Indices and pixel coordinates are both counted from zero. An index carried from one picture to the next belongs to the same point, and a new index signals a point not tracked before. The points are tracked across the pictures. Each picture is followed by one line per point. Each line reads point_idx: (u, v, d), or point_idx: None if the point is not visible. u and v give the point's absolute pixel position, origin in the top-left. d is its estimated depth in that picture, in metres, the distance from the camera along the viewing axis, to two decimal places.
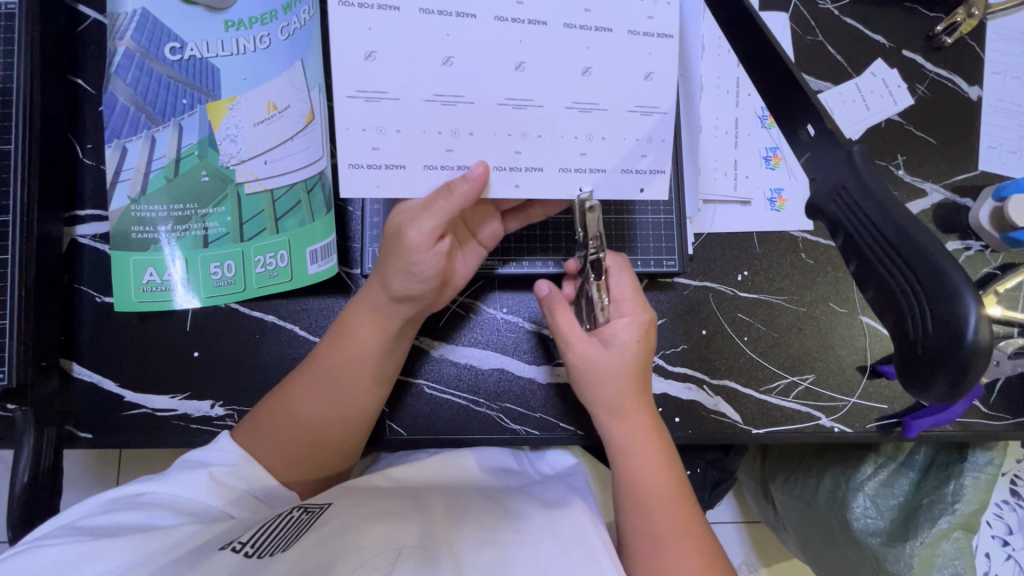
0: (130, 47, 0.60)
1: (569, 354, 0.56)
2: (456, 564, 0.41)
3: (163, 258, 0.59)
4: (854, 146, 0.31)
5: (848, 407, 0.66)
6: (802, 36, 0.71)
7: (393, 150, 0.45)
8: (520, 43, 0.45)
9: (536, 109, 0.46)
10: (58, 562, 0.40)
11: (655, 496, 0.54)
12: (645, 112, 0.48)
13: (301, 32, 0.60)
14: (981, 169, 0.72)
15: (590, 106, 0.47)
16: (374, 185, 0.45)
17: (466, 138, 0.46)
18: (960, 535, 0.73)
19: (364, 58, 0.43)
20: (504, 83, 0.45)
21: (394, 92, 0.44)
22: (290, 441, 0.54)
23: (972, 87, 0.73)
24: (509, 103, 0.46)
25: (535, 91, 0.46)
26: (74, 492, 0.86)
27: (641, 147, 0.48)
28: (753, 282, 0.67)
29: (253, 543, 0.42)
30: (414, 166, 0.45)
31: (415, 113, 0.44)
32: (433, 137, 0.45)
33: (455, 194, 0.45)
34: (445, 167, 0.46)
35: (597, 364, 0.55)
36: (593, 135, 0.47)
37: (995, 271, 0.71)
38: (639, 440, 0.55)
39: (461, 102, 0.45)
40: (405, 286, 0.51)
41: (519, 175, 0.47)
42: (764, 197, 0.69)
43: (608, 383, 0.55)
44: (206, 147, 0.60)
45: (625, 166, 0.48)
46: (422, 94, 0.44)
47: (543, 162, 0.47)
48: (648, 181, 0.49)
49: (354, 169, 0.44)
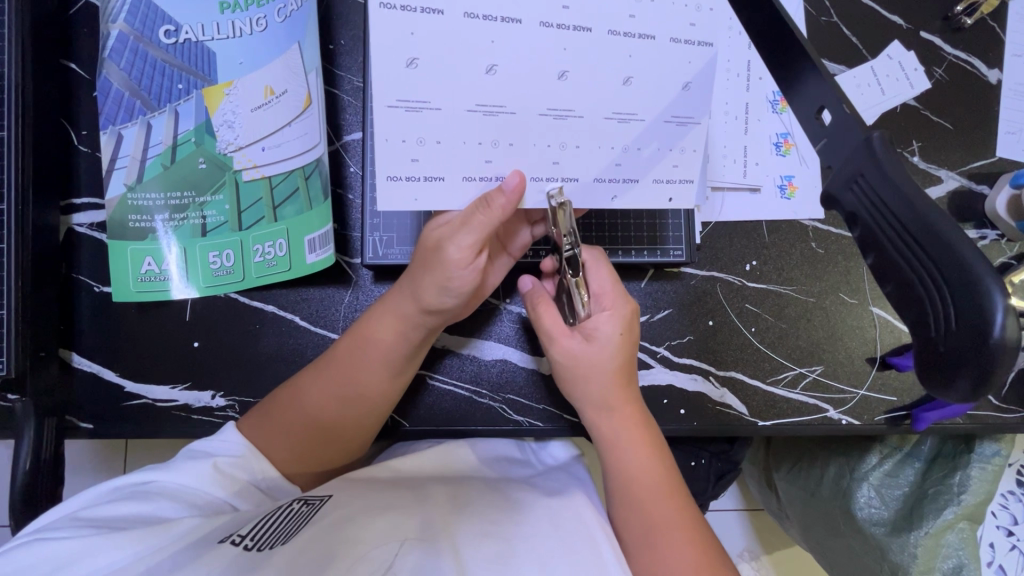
0: (124, 30, 0.58)
1: (552, 351, 0.55)
2: (458, 557, 0.41)
3: (160, 247, 0.59)
4: (873, 132, 0.30)
5: (856, 399, 0.65)
6: (816, 17, 0.69)
7: (434, 163, 0.44)
8: (564, 51, 0.43)
9: (575, 118, 0.45)
10: (58, 555, 0.39)
11: (647, 491, 0.52)
12: (680, 122, 0.47)
13: (298, 13, 0.59)
14: (998, 156, 0.70)
15: (629, 116, 0.46)
16: (413, 197, 0.45)
17: (507, 148, 0.45)
18: (965, 526, 0.73)
19: (406, 66, 0.41)
20: (544, 92, 0.44)
21: (436, 102, 0.42)
22: (299, 436, 0.53)
23: (992, 70, 0.71)
24: (550, 114, 0.45)
25: (577, 101, 0.45)
26: (80, 478, 0.87)
27: (672, 158, 0.48)
28: (762, 272, 0.66)
29: (253, 535, 0.41)
30: (453, 178, 0.45)
31: (455, 125, 0.43)
32: (473, 148, 0.44)
33: (493, 208, 0.45)
34: (483, 179, 0.46)
35: (581, 357, 0.54)
36: (629, 146, 0.47)
37: (1010, 261, 0.69)
38: (626, 434, 0.54)
39: (504, 112, 0.44)
40: (439, 301, 0.51)
41: (556, 185, 0.47)
42: (775, 184, 0.67)
43: (595, 377, 0.54)
44: (203, 133, 0.58)
45: (657, 178, 0.48)
46: (465, 104, 0.43)
47: (579, 172, 0.47)
48: (677, 191, 0.49)
49: (392, 181, 0.44)
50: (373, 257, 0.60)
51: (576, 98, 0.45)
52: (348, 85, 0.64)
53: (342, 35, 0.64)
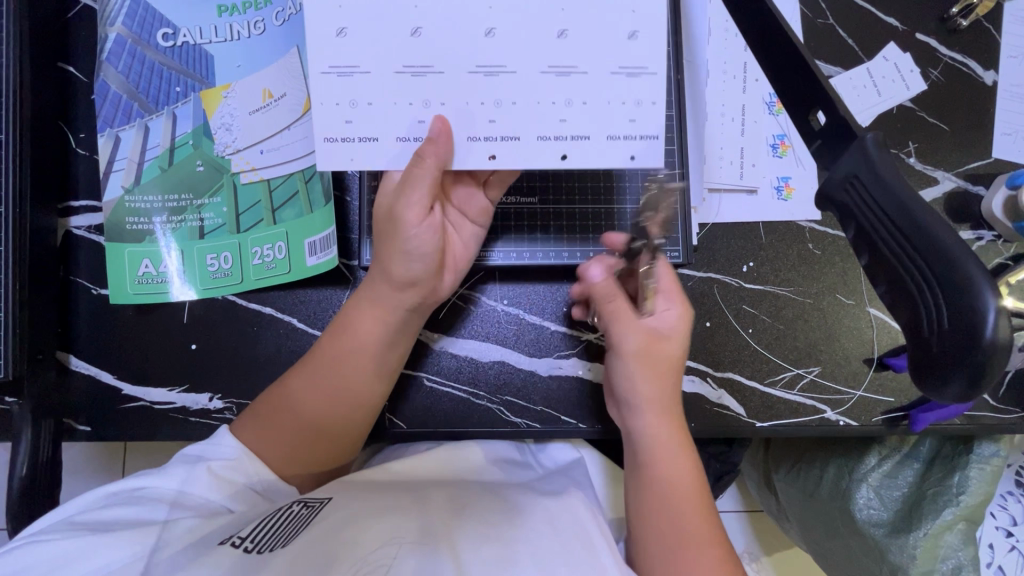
0: (122, 33, 0.58)
1: (621, 330, 0.54)
2: (456, 561, 0.41)
3: (158, 249, 0.59)
4: (867, 134, 0.30)
5: (854, 400, 0.65)
6: (812, 19, 0.69)
7: (368, 123, 0.45)
8: (489, 9, 0.44)
9: (508, 73, 0.45)
10: (56, 559, 0.39)
11: (671, 499, 0.51)
12: (630, 73, 0.45)
13: (296, 17, 0.58)
14: (995, 157, 0.70)
15: (567, 69, 0.45)
16: (351, 157, 0.46)
17: (438, 107, 0.45)
18: (964, 526, 0.73)
19: (336, 37, 0.44)
20: (471, 48, 0.45)
21: (364, 66, 0.44)
22: (285, 433, 0.53)
23: (988, 71, 0.71)
24: (480, 70, 0.45)
25: (507, 57, 0.45)
26: (79, 482, 0.87)
27: (626, 112, 0.46)
28: (758, 273, 0.66)
29: (253, 538, 0.41)
30: (387, 138, 0.46)
31: (384, 86, 0.45)
32: (404, 108, 0.45)
33: (425, 158, 0.45)
34: (411, 139, 0.46)
35: (654, 348, 0.53)
36: (571, 100, 0.46)
37: (1007, 262, 0.69)
38: (665, 435, 0.53)
39: (431, 72, 0.45)
40: (404, 268, 0.51)
41: (494, 146, 0.46)
42: (771, 185, 0.67)
43: (656, 363, 0.53)
44: (201, 136, 0.58)
45: (610, 134, 0.46)
46: (392, 66, 0.44)
47: (520, 130, 0.46)
48: (637, 147, 0.46)
49: (329, 142, 0.45)
50: (371, 259, 0.60)
51: (508, 54, 0.45)
52: None
53: None
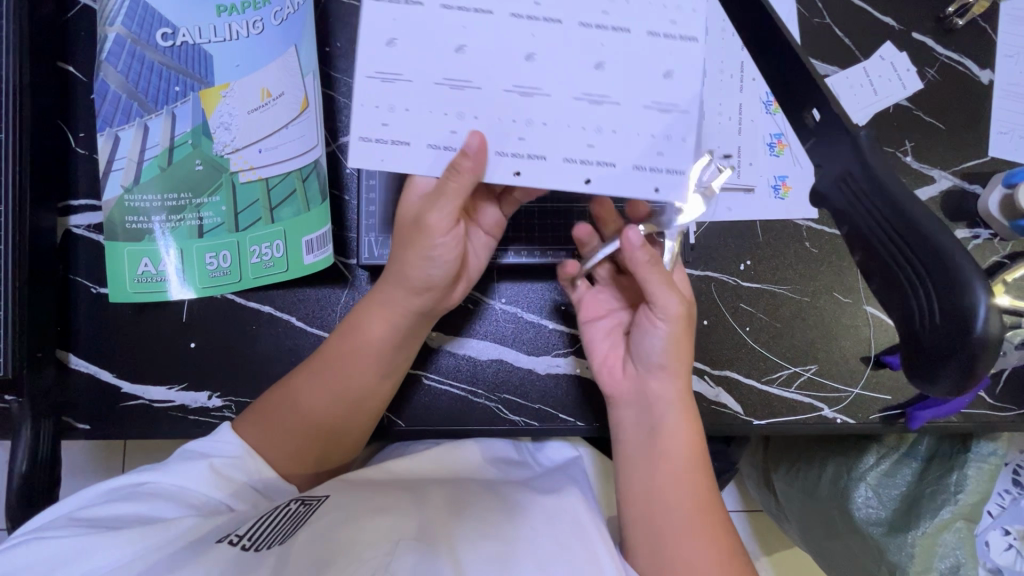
0: (121, 33, 0.58)
1: (672, 299, 0.51)
2: (453, 559, 0.41)
3: (157, 249, 0.59)
4: (860, 131, 0.30)
5: (851, 397, 0.66)
6: (809, 18, 0.69)
7: (402, 128, 0.46)
8: (532, 36, 0.45)
9: (543, 96, 0.46)
10: (55, 557, 0.40)
11: (670, 495, 0.51)
12: (662, 109, 0.46)
13: (295, 16, 0.59)
14: (991, 156, 0.70)
15: (601, 98, 0.46)
16: (380, 159, 0.46)
17: (471, 120, 0.45)
18: (963, 525, 0.73)
19: (385, 45, 0.45)
20: (510, 69, 0.45)
21: (407, 74, 0.45)
22: (293, 435, 0.53)
23: (984, 71, 0.71)
24: (515, 90, 0.45)
25: (545, 80, 0.45)
26: (79, 480, 0.87)
27: (655, 145, 0.46)
28: (755, 272, 0.66)
29: (251, 536, 0.41)
30: (418, 144, 0.46)
31: (424, 95, 0.45)
32: (438, 118, 0.45)
33: (462, 171, 0.45)
34: (445, 147, 0.46)
35: (688, 311, 0.53)
36: (602, 128, 0.46)
37: (1003, 260, 0.69)
38: (679, 413, 0.53)
39: (469, 86, 0.45)
40: (425, 275, 0.51)
41: (520, 162, 0.46)
42: (768, 184, 0.67)
43: (686, 332, 0.53)
44: (200, 135, 0.59)
45: (637, 164, 0.46)
46: (433, 77, 0.45)
47: (548, 151, 0.46)
48: (662, 180, 0.46)
49: (362, 141, 0.45)
50: (369, 257, 0.61)
51: (547, 78, 0.45)
52: (344, 87, 0.64)
53: (338, 37, 0.64)
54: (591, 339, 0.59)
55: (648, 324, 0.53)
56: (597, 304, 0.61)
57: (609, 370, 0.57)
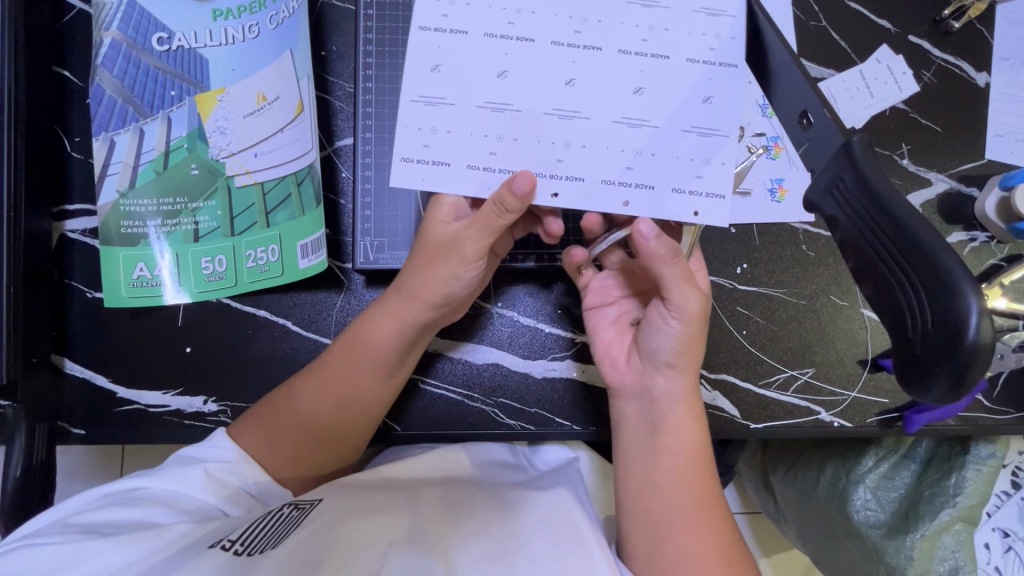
0: (117, 37, 0.58)
1: (690, 296, 0.48)
2: (446, 561, 0.41)
3: (152, 253, 0.59)
4: (853, 136, 0.30)
5: (848, 401, 0.66)
6: (805, 21, 0.69)
7: (444, 149, 0.46)
8: (573, 63, 0.46)
9: (582, 119, 0.46)
10: (51, 562, 0.40)
11: (666, 493, 0.50)
12: (702, 133, 0.46)
13: (290, 21, 0.59)
14: (987, 158, 0.70)
15: (640, 122, 0.46)
16: (421, 178, 0.45)
17: (511, 142, 0.46)
18: (962, 527, 0.73)
19: (430, 72, 0.45)
20: (551, 92, 0.46)
21: (451, 98, 0.45)
22: (302, 441, 0.53)
23: (981, 73, 0.71)
24: (555, 113, 0.46)
25: (583, 103, 0.46)
26: (77, 484, 0.87)
27: (695, 168, 0.47)
28: (753, 275, 0.66)
29: (244, 540, 0.41)
30: (459, 165, 0.46)
31: (466, 118, 0.46)
32: (478, 140, 0.46)
33: (513, 209, 0.45)
34: (487, 170, 0.46)
35: (705, 310, 0.50)
36: (642, 152, 0.46)
37: (1000, 263, 0.69)
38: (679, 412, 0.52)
39: (510, 109, 0.46)
40: (449, 290, 0.52)
41: (557, 184, 0.46)
42: (764, 188, 0.67)
43: (701, 330, 0.51)
44: (196, 139, 0.59)
45: (676, 186, 0.47)
46: (474, 100, 0.45)
47: (586, 172, 0.46)
48: (701, 204, 0.47)
49: (404, 162, 0.45)
50: (365, 261, 0.61)
51: (586, 101, 0.46)
52: (339, 91, 0.64)
53: (334, 41, 0.64)
54: (597, 327, 0.58)
55: (660, 321, 0.50)
56: (604, 290, 0.59)
57: (613, 362, 0.56)
